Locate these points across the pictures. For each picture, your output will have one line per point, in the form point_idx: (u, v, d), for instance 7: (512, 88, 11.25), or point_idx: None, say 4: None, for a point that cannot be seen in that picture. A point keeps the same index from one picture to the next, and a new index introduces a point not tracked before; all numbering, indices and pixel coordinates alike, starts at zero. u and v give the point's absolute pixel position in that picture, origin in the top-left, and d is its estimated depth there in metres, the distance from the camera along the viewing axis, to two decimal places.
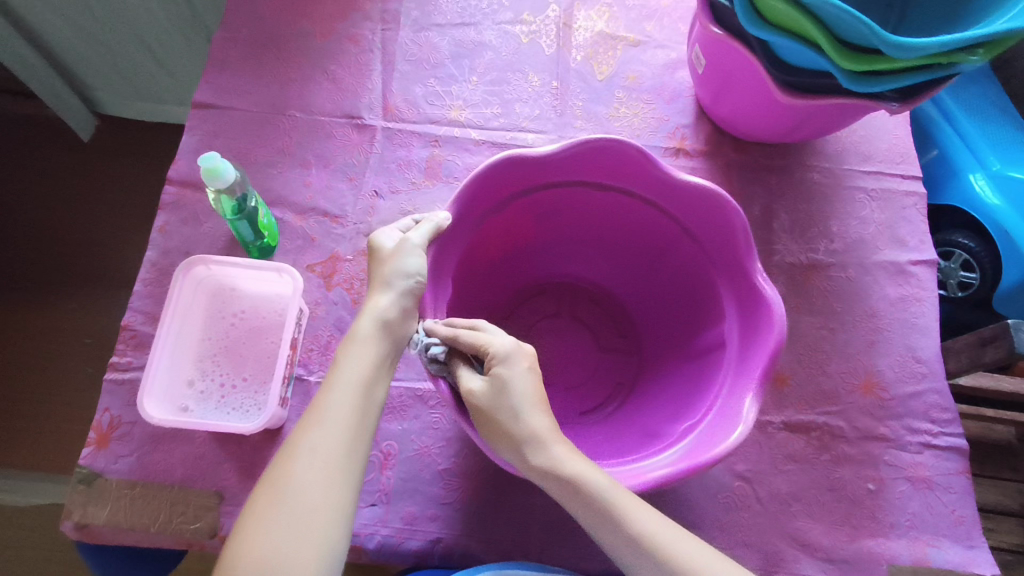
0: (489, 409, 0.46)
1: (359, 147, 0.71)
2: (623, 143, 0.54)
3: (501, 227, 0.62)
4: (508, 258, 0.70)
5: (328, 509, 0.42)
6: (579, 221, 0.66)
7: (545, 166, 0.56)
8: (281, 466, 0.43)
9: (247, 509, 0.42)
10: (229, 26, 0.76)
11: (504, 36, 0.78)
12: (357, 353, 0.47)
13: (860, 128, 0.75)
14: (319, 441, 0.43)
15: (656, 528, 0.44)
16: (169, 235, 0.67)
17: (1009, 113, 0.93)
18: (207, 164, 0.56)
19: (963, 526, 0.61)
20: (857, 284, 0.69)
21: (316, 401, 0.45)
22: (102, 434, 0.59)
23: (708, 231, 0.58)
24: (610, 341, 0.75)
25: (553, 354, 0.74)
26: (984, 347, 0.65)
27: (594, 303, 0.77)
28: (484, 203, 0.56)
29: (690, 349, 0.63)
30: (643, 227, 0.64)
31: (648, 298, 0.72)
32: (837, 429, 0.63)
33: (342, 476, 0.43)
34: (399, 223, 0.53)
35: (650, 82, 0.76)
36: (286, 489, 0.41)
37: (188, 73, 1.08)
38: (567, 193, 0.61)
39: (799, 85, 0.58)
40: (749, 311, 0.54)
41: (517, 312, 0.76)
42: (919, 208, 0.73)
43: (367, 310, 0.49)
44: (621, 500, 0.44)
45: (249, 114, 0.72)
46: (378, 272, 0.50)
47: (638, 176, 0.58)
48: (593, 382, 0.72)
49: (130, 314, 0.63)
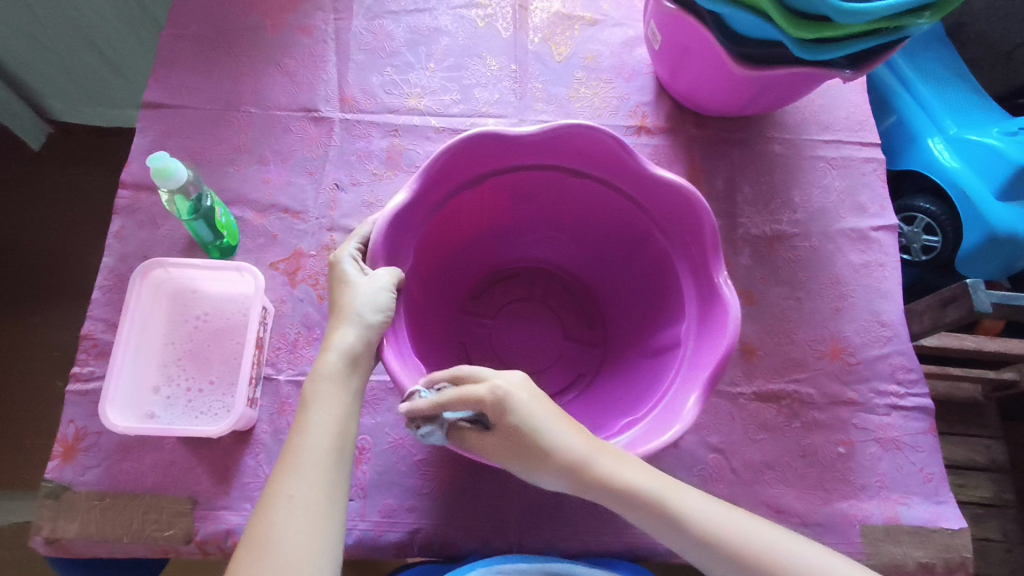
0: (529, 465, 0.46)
1: (317, 140, 0.70)
2: (588, 127, 0.54)
3: (464, 211, 0.62)
4: (476, 241, 0.70)
5: (315, 559, 0.41)
6: (549, 206, 0.66)
7: (513, 148, 0.56)
8: (259, 523, 0.42)
9: (230, 566, 0.41)
10: (176, 22, 0.74)
11: (459, 21, 0.77)
12: (327, 393, 0.46)
13: (819, 98, 0.76)
14: (286, 527, 0.41)
15: (705, 514, 0.46)
16: (125, 240, 0.65)
17: (963, 76, 0.95)
18: (157, 165, 0.55)
19: (932, 483, 0.62)
20: (821, 252, 0.70)
21: (288, 446, 0.45)
22: (68, 446, 0.57)
23: (677, 225, 0.58)
24: (577, 330, 0.75)
25: (519, 340, 0.74)
26: (945, 307, 0.66)
27: (563, 291, 0.77)
28: (447, 183, 0.56)
29: (652, 337, 0.63)
30: (613, 215, 0.64)
31: (617, 289, 0.72)
32: (807, 396, 0.64)
33: (324, 522, 0.42)
34: (352, 248, 0.51)
35: (609, 61, 0.76)
36: (268, 545, 0.41)
37: (141, 74, 1.05)
38: (538, 177, 0.61)
39: (752, 56, 0.58)
40: (710, 303, 0.54)
41: (487, 294, 0.76)
42: (878, 173, 0.73)
43: (332, 346, 0.47)
44: (672, 495, 0.46)
45: (201, 112, 0.71)
46: (346, 305, 0.47)
47: (604, 162, 0.58)
48: (555, 370, 0.72)
49: (89, 322, 0.62)
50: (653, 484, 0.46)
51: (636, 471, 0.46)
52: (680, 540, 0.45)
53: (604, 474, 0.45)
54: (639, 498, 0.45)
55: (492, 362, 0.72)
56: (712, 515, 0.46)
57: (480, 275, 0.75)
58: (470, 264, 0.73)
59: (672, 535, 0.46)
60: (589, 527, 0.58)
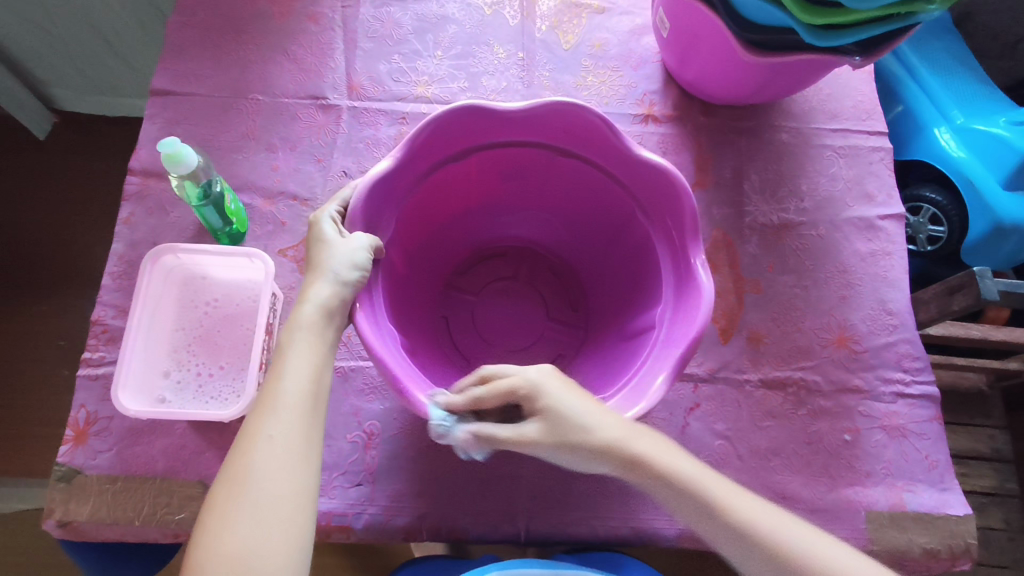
0: (556, 441, 0.46)
1: (326, 127, 0.70)
2: (571, 104, 0.54)
3: (451, 184, 0.63)
4: (463, 217, 0.71)
5: (291, 500, 0.41)
6: (536, 186, 0.67)
7: (497, 123, 0.57)
8: (238, 463, 0.42)
9: (208, 508, 0.41)
10: (184, 10, 0.74)
11: (467, 8, 0.76)
12: (302, 342, 0.46)
13: (827, 87, 0.75)
14: (265, 467, 0.41)
15: (747, 507, 0.45)
16: (135, 227, 0.65)
17: (973, 66, 0.94)
18: (168, 150, 0.55)
19: (936, 470, 0.62)
20: (827, 241, 0.70)
21: (265, 389, 0.44)
22: (79, 430, 0.58)
23: (659, 208, 0.58)
24: (561, 312, 0.76)
25: (503, 318, 0.76)
26: (952, 296, 0.67)
27: (550, 271, 0.78)
28: (433, 154, 0.57)
29: (629, 319, 0.63)
30: (596, 195, 0.64)
31: (602, 273, 0.72)
32: (813, 383, 0.64)
33: (302, 462, 0.42)
34: (331, 210, 0.52)
35: (616, 49, 0.76)
36: (246, 484, 0.41)
37: (148, 63, 1.05)
38: (527, 154, 0.61)
39: (760, 42, 0.58)
40: (685, 283, 0.55)
41: (473, 270, 0.78)
42: (885, 162, 0.73)
43: (308, 299, 0.47)
44: (711, 483, 0.45)
45: (209, 99, 0.71)
46: (321, 262, 0.48)
47: (589, 138, 0.58)
48: (534, 349, 0.73)
49: (99, 308, 0.62)
50: (694, 468, 0.46)
51: (673, 454, 0.46)
52: (720, 532, 0.44)
53: (644, 455, 0.45)
54: (675, 478, 0.45)
55: (471, 336, 0.74)
56: (764, 516, 0.45)
57: (468, 251, 0.77)
58: (457, 239, 0.74)
59: (718, 527, 0.44)
60: (596, 512, 0.58)
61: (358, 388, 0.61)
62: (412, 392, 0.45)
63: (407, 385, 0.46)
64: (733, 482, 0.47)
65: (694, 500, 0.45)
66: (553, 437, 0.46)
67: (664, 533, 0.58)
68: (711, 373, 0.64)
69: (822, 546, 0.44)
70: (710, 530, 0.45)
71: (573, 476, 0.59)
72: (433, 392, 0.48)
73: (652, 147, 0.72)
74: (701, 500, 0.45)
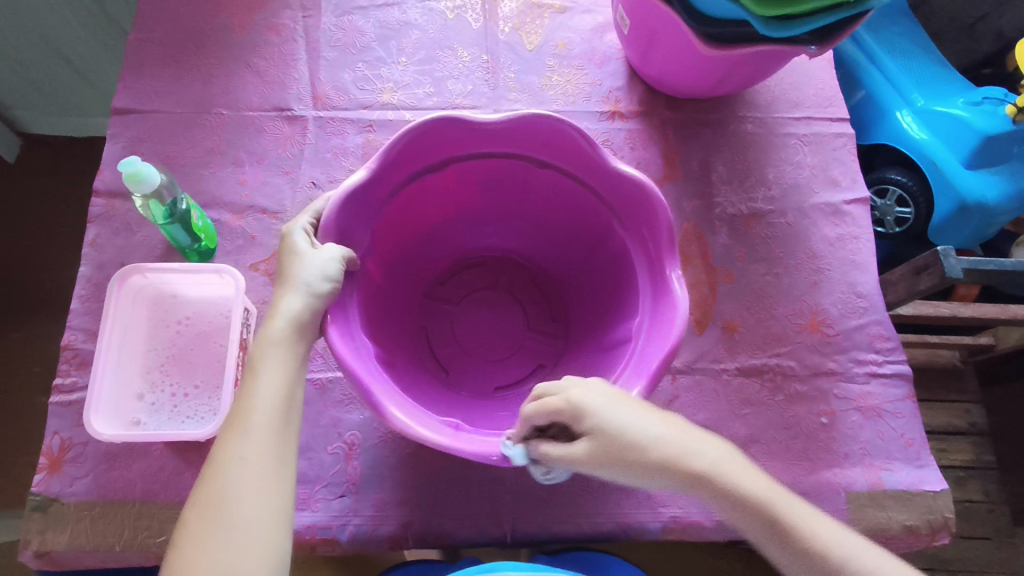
0: (607, 460, 0.45)
1: (292, 139, 0.70)
2: (547, 116, 0.55)
3: (428, 195, 0.63)
4: (443, 227, 0.72)
5: (267, 519, 0.41)
6: (514, 197, 0.67)
7: (473, 135, 0.57)
8: (211, 485, 0.41)
9: (180, 533, 0.41)
10: (142, 27, 0.73)
11: (429, 13, 0.76)
12: (274, 358, 0.46)
13: (787, 76, 0.77)
14: (238, 489, 0.41)
15: (811, 522, 0.44)
16: (102, 248, 0.65)
17: (930, 49, 0.96)
18: (129, 170, 0.54)
19: (913, 447, 0.63)
20: (796, 228, 0.71)
21: (236, 409, 0.44)
22: (54, 457, 0.57)
23: (635, 217, 0.59)
24: (541, 323, 0.76)
25: (484, 329, 0.76)
26: (919, 275, 0.67)
27: (530, 281, 0.78)
28: (408, 166, 0.57)
29: (607, 328, 0.64)
30: (572, 204, 0.65)
31: (582, 282, 0.73)
32: (788, 368, 0.65)
33: (276, 481, 0.42)
34: (303, 221, 0.51)
35: (580, 48, 0.76)
36: (220, 508, 0.40)
37: (111, 81, 1.04)
38: (503, 165, 0.62)
39: (718, 36, 0.58)
40: (661, 293, 0.55)
41: (454, 280, 0.78)
42: (849, 148, 0.74)
43: (279, 313, 0.47)
44: (786, 503, 0.44)
45: (173, 115, 0.70)
46: (292, 274, 0.48)
47: (566, 151, 0.58)
48: (513, 361, 0.73)
49: (69, 333, 0.61)
50: (768, 491, 0.44)
51: (741, 469, 0.45)
52: (790, 556, 0.43)
53: (704, 470, 0.44)
54: (750, 503, 0.44)
55: (450, 348, 0.74)
56: (838, 542, 0.43)
57: (448, 260, 0.77)
58: (436, 249, 0.74)
59: (786, 551, 0.43)
60: (580, 510, 0.59)
61: (336, 399, 0.61)
62: (384, 404, 0.45)
63: (378, 397, 0.45)
64: (809, 503, 0.46)
65: (763, 519, 0.43)
66: (606, 457, 0.45)
67: (648, 526, 0.59)
68: (687, 364, 0.65)
69: (875, 557, 0.44)
70: (781, 556, 0.44)
71: None
72: (407, 405, 0.47)
73: (620, 144, 0.73)
74: (766, 519, 0.43)
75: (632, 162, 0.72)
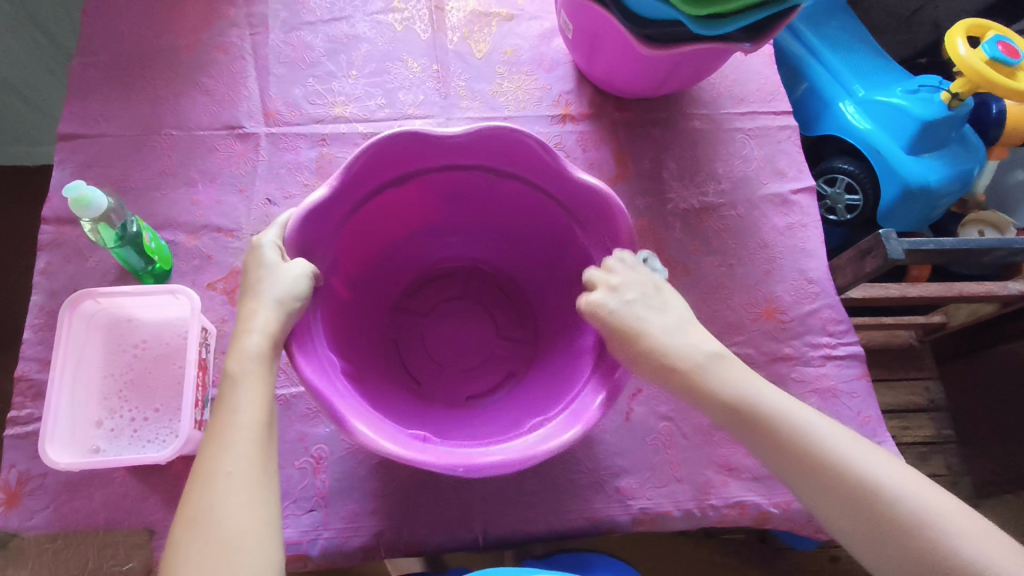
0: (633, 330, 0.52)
1: (244, 156, 0.70)
2: (509, 128, 0.55)
3: (394, 207, 0.64)
4: (409, 239, 0.72)
5: (259, 531, 0.41)
6: (480, 206, 0.68)
7: (436, 148, 0.57)
8: (199, 502, 0.41)
9: (170, 551, 0.41)
10: (87, 50, 0.73)
11: (377, 26, 0.77)
12: (253, 373, 0.45)
13: (730, 73, 0.79)
14: (228, 504, 0.41)
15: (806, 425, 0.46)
16: (53, 276, 0.64)
17: (866, 41, 0.99)
18: (74, 195, 0.54)
19: (869, 425, 0.65)
20: (747, 219, 0.73)
21: (217, 426, 0.44)
22: (11, 492, 0.56)
23: (595, 224, 0.59)
24: (511, 331, 0.77)
25: (454, 339, 0.77)
26: (864, 259, 0.69)
27: (498, 289, 0.79)
28: (371, 181, 0.58)
29: (574, 335, 0.64)
30: (535, 212, 0.65)
31: (547, 290, 0.73)
32: (746, 356, 0.67)
33: (264, 493, 0.42)
34: (272, 234, 0.51)
35: (528, 54, 0.78)
36: (212, 525, 0.40)
37: (59, 108, 1.03)
38: (468, 177, 0.62)
39: (656, 37, 0.60)
40: None
41: (423, 291, 0.79)
42: (793, 140, 0.77)
43: (253, 327, 0.46)
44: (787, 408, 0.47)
45: (121, 138, 0.70)
46: (262, 288, 0.48)
47: (528, 162, 0.59)
48: (483, 370, 0.74)
49: (23, 363, 0.60)
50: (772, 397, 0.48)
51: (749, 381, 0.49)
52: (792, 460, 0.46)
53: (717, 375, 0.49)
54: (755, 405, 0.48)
55: (421, 360, 0.75)
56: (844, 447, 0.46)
57: (418, 272, 0.78)
58: (404, 262, 0.75)
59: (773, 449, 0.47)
60: (551, 507, 0.59)
61: (301, 414, 0.61)
62: (349, 418, 0.45)
63: (342, 412, 0.45)
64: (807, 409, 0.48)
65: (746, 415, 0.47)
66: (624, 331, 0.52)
67: (618, 519, 0.59)
68: None
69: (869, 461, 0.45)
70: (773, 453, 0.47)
71: (525, 474, 0.60)
72: (371, 419, 0.47)
73: (572, 146, 0.74)
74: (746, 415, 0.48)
75: (586, 164, 0.73)
